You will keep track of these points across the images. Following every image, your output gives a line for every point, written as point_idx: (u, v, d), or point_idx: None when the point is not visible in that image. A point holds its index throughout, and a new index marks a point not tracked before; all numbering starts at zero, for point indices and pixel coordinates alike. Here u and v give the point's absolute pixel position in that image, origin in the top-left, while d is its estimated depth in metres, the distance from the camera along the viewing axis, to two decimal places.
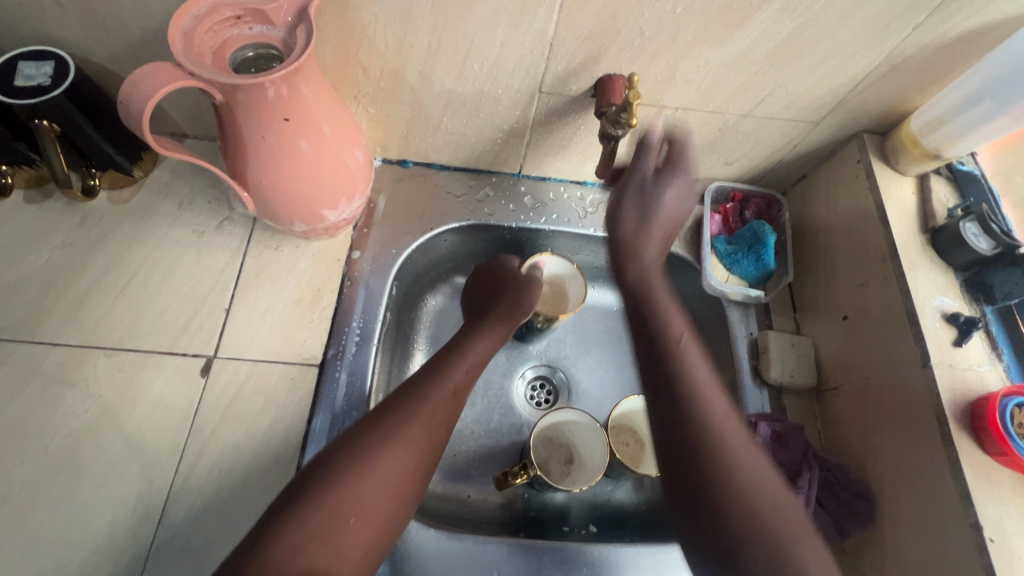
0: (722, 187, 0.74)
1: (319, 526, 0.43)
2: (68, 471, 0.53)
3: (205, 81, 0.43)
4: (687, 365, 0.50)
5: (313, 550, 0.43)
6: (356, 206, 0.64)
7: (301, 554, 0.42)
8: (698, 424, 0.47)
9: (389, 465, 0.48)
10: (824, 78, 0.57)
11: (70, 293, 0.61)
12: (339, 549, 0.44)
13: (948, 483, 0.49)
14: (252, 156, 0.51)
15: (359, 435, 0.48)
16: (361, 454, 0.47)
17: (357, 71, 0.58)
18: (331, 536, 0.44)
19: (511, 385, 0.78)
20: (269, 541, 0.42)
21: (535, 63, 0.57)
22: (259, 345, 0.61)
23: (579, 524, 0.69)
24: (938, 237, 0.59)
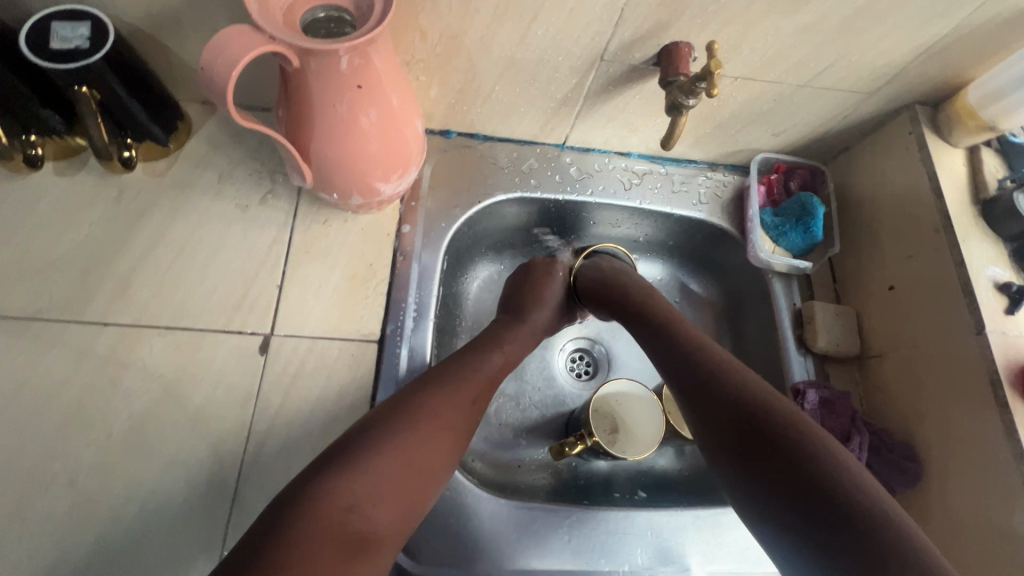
0: (767, 158, 0.74)
1: (368, 491, 0.45)
2: (134, 453, 0.53)
3: (286, 46, 0.41)
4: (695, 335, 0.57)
5: (361, 512, 0.44)
6: (409, 179, 0.62)
7: (353, 513, 0.44)
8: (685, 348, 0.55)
9: (429, 437, 0.50)
10: (889, 49, 0.57)
11: (115, 271, 0.59)
12: (386, 515, 0.46)
13: (1002, 444, 0.52)
14: (319, 126, 0.49)
15: (399, 412, 0.50)
16: (395, 427, 0.49)
17: (415, 36, 0.55)
18: (380, 502, 0.45)
19: (552, 357, 0.79)
20: (320, 499, 0.43)
21: (602, 30, 0.55)
22: (316, 322, 0.60)
23: (627, 490, 0.71)
24: (989, 209, 0.61)
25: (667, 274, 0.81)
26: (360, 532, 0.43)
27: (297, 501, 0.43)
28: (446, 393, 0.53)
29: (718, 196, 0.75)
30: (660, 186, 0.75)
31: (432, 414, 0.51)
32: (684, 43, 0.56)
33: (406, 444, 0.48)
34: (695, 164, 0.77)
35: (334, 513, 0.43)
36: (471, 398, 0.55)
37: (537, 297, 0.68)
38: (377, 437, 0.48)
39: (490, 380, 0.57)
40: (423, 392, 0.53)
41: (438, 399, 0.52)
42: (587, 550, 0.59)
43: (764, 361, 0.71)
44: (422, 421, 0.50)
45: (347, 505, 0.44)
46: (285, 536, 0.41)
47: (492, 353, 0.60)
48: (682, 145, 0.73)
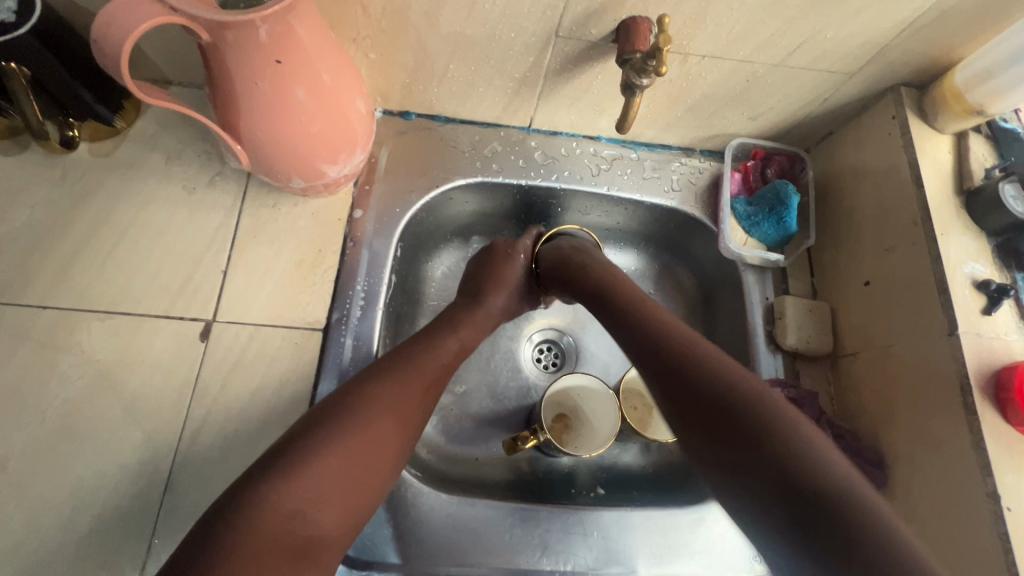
0: (744, 144, 0.71)
1: (313, 495, 0.42)
2: (69, 438, 0.52)
3: (189, 18, 0.39)
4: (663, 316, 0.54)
5: (305, 517, 0.41)
6: (357, 161, 0.59)
7: (297, 519, 0.41)
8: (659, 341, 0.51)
9: (379, 438, 0.46)
10: (867, 25, 0.53)
11: (55, 253, 0.57)
12: (331, 517, 0.43)
13: (968, 452, 0.49)
14: (245, 106, 0.47)
15: (348, 403, 0.47)
16: (344, 419, 0.46)
17: (356, 10, 0.52)
18: (326, 504, 0.43)
19: (518, 348, 0.76)
20: (259, 503, 0.40)
21: (551, 3, 0.51)
22: (260, 309, 0.59)
23: (586, 487, 0.69)
24: (973, 200, 0.56)
25: (640, 264, 0.78)
26: (302, 538, 0.41)
27: (234, 504, 0.40)
28: (396, 390, 0.49)
29: (692, 183, 0.71)
30: (630, 172, 0.71)
31: (384, 413, 0.47)
32: (641, 17, 0.52)
33: (355, 448, 0.45)
34: (669, 150, 0.73)
35: (275, 519, 0.40)
36: (423, 389, 0.51)
37: (500, 278, 0.65)
38: (324, 432, 0.44)
39: (444, 368, 0.54)
40: (376, 388, 0.48)
41: (391, 396, 0.48)
42: (530, 547, 0.57)
43: (734, 358, 0.68)
44: (372, 418, 0.47)
45: (290, 513, 0.41)
46: (223, 548, 0.38)
47: (448, 338, 0.57)
48: (652, 129, 0.69)
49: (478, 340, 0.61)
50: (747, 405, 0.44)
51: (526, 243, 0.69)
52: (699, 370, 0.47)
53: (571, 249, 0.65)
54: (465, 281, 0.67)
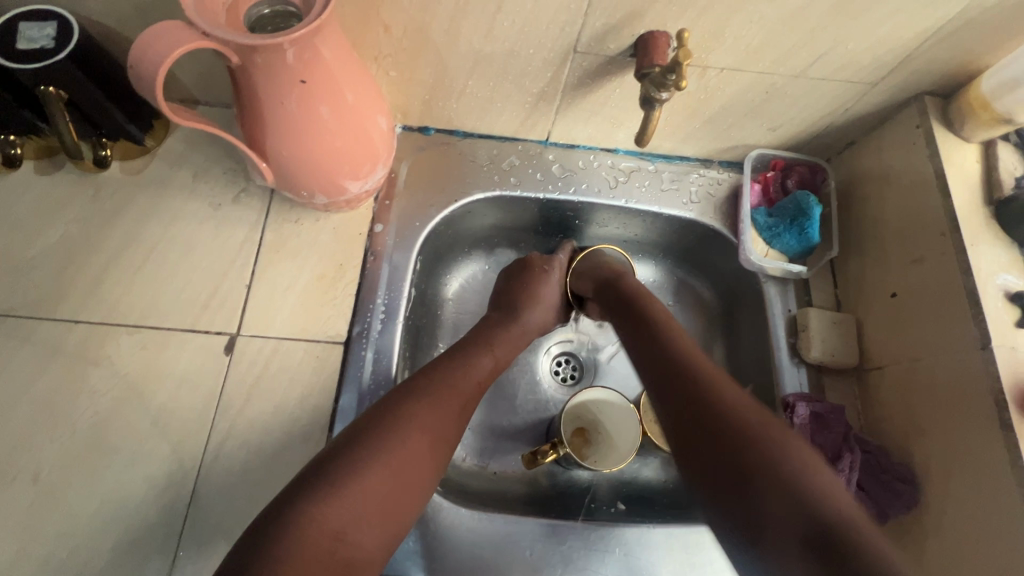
0: (763, 155, 0.70)
1: (354, 515, 0.42)
2: (98, 450, 0.53)
3: (221, 43, 0.40)
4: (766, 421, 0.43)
5: (348, 537, 0.41)
6: (378, 177, 0.60)
7: (340, 540, 0.41)
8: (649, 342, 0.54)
9: (424, 448, 0.47)
10: (889, 35, 0.52)
11: (87, 269, 0.59)
12: (371, 540, 0.43)
13: (1005, 471, 0.47)
14: (270, 124, 0.48)
15: (383, 420, 0.47)
16: (382, 439, 0.46)
17: (378, 30, 0.54)
18: (367, 525, 0.42)
19: (536, 360, 0.76)
20: (302, 523, 0.40)
21: (571, 19, 0.52)
22: (282, 323, 0.59)
23: (606, 502, 0.68)
24: (1004, 210, 0.55)
25: (659, 276, 0.77)
26: (345, 558, 0.41)
27: (273, 530, 0.39)
28: (437, 403, 0.50)
29: (711, 195, 0.71)
30: (648, 184, 0.71)
31: (427, 422, 0.49)
32: (662, 30, 0.52)
33: (399, 460, 0.46)
34: (687, 161, 0.72)
35: (319, 540, 0.40)
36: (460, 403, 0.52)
37: (534, 296, 0.66)
38: (362, 450, 0.45)
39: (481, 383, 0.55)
40: (417, 400, 0.49)
41: (432, 408, 0.49)
42: (552, 564, 0.56)
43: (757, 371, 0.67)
44: (416, 430, 0.48)
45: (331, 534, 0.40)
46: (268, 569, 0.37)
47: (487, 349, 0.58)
48: (670, 141, 0.69)
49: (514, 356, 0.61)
50: (745, 434, 0.42)
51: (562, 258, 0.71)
52: (714, 402, 0.45)
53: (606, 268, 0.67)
54: (497, 297, 0.67)
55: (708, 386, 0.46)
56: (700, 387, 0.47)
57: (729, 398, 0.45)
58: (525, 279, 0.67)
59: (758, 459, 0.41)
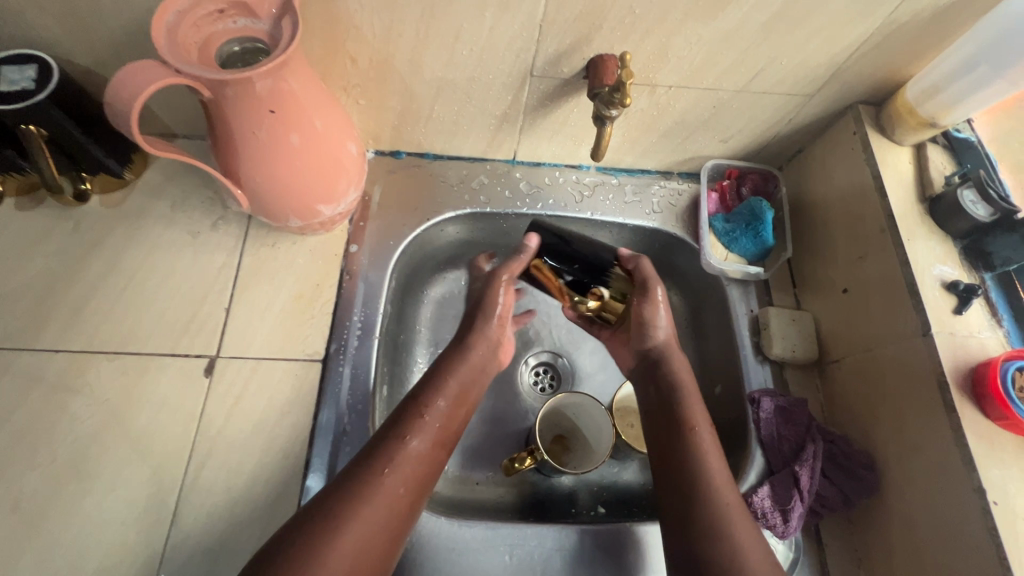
0: (718, 165, 0.74)
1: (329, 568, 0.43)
2: (79, 476, 0.54)
3: (192, 78, 0.43)
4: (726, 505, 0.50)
5: None
6: (351, 200, 0.63)
7: None
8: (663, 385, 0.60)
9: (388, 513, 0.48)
10: (817, 51, 0.57)
11: (68, 299, 0.61)
12: None
13: (952, 450, 0.50)
14: (242, 152, 0.51)
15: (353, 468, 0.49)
16: (354, 491, 0.48)
17: (345, 61, 0.57)
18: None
19: (514, 371, 0.77)
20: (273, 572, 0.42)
21: (524, 46, 0.56)
22: (261, 344, 0.61)
23: (586, 506, 0.69)
24: (936, 206, 0.59)
25: None
26: None
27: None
28: (396, 464, 0.50)
29: (672, 205, 0.75)
30: (612, 197, 0.75)
31: (392, 486, 0.49)
32: (609, 54, 0.56)
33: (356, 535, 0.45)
34: (648, 174, 0.76)
35: None
36: (421, 445, 0.52)
37: None
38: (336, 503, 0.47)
39: (441, 429, 0.55)
40: (373, 468, 0.49)
41: (392, 471, 0.50)
42: (531, 568, 0.57)
43: (725, 369, 0.69)
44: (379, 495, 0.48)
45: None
46: None
47: (443, 390, 0.57)
48: (630, 156, 0.73)
49: (471, 386, 0.60)
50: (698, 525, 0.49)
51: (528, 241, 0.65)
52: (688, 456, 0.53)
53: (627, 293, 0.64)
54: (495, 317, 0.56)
55: (693, 461, 0.53)
56: (688, 472, 0.52)
57: (705, 476, 0.52)
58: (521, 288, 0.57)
59: (707, 528, 0.49)
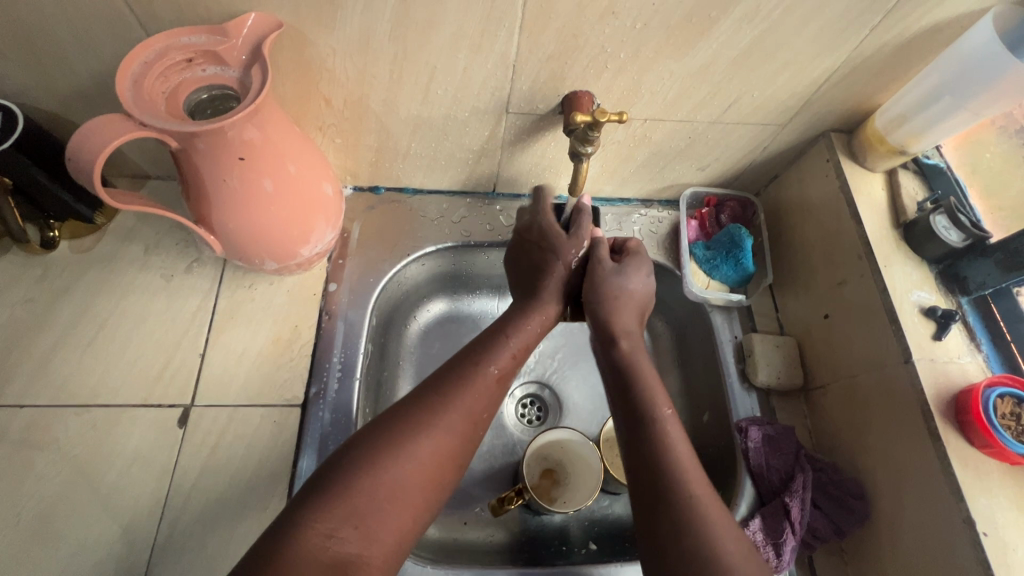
0: (696, 194, 0.74)
1: (392, 491, 0.41)
2: (45, 538, 0.52)
3: (158, 130, 0.42)
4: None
5: (366, 522, 0.40)
6: (329, 239, 0.62)
7: (331, 539, 0.39)
8: (631, 389, 0.51)
9: (467, 432, 0.47)
10: (787, 83, 0.57)
11: (34, 351, 0.59)
12: (396, 522, 0.41)
13: (939, 480, 0.50)
14: (214, 199, 0.50)
15: (440, 387, 0.48)
16: (438, 410, 0.46)
17: (319, 103, 0.57)
18: (390, 513, 0.41)
19: (500, 405, 0.75)
20: (344, 487, 0.41)
21: (499, 85, 0.56)
22: (238, 390, 0.59)
23: (578, 543, 0.68)
24: (910, 232, 0.60)
25: None
26: (340, 558, 0.38)
27: (311, 503, 0.40)
28: (474, 383, 0.48)
29: (653, 233, 0.74)
30: None
31: (474, 405, 0.48)
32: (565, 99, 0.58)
33: (436, 449, 0.44)
34: (628, 203, 0.76)
35: (361, 499, 0.40)
36: (497, 373, 0.50)
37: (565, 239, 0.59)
38: (412, 427, 0.44)
39: (516, 357, 0.53)
40: (455, 384, 0.48)
41: (479, 389, 0.48)
42: None
43: (712, 397, 0.68)
44: (460, 412, 0.47)
45: (366, 533, 0.40)
46: (301, 519, 0.39)
47: (521, 328, 0.54)
48: (609, 186, 0.73)
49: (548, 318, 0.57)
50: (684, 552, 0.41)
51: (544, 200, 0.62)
52: (670, 474, 0.45)
53: (605, 294, 0.57)
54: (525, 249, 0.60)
55: (668, 478, 0.45)
56: (671, 484, 0.45)
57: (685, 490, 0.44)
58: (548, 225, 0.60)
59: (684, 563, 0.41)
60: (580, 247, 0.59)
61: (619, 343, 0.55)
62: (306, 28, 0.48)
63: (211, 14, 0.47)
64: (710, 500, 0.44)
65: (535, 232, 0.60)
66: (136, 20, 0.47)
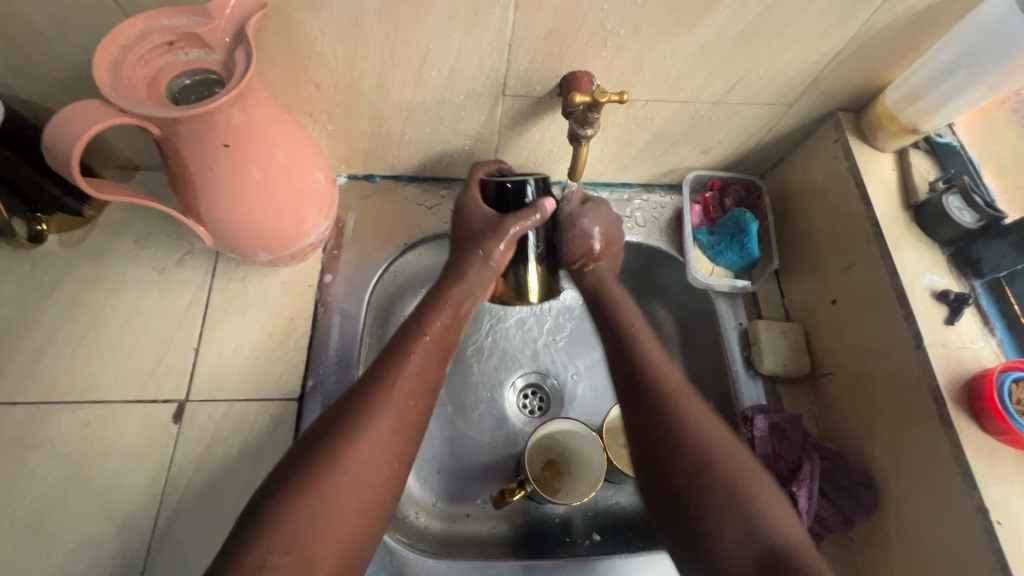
0: (700, 177, 0.72)
1: (326, 506, 0.41)
2: (40, 537, 0.51)
3: (139, 117, 0.40)
4: (736, 475, 0.46)
5: (303, 541, 0.40)
6: (323, 229, 0.60)
7: (265, 566, 0.38)
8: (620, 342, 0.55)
9: (397, 426, 0.46)
10: (794, 60, 0.55)
11: (24, 348, 0.57)
12: (336, 534, 0.41)
13: (951, 467, 0.48)
14: (201, 188, 0.48)
15: (366, 385, 0.47)
16: (362, 412, 0.45)
17: (309, 88, 0.55)
18: (328, 527, 0.41)
19: (501, 396, 0.74)
20: (274, 512, 0.40)
21: (494, 66, 0.54)
22: (233, 385, 0.58)
23: (582, 534, 0.67)
24: (922, 213, 0.58)
25: None
26: None
27: (246, 532, 0.40)
28: (401, 380, 0.48)
29: (656, 219, 0.72)
30: None
31: (401, 398, 0.47)
32: (562, 79, 0.56)
33: (364, 451, 0.44)
34: (630, 188, 0.74)
35: (295, 520, 0.40)
36: (419, 362, 0.50)
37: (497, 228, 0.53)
38: (337, 436, 0.44)
39: (441, 345, 0.52)
40: (376, 381, 0.47)
41: (401, 381, 0.48)
42: None
43: (717, 385, 0.67)
44: (384, 407, 0.46)
45: (302, 555, 0.39)
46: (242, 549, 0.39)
47: (438, 311, 0.53)
48: (610, 171, 0.71)
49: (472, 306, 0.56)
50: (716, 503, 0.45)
51: (479, 179, 0.58)
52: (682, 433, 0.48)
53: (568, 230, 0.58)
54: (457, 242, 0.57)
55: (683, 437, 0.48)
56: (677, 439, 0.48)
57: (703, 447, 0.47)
58: (483, 215, 0.55)
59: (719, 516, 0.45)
60: (530, 220, 0.53)
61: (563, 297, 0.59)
62: (291, 8, 0.46)
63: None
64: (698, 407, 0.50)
65: (473, 220, 0.55)
66: (114, 1, 0.45)
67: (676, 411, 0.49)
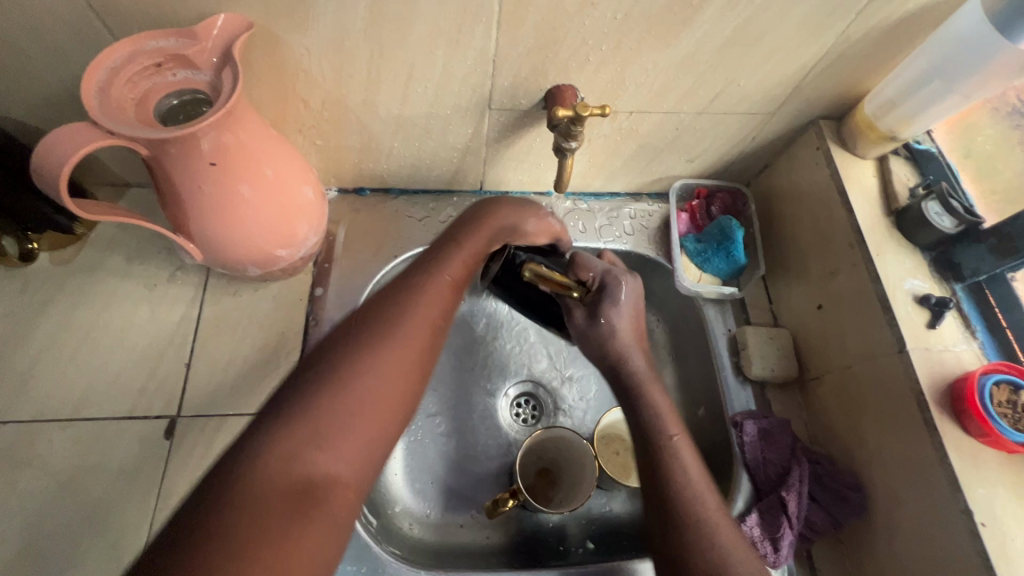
0: (686, 185, 0.73)
1: (352, 410, 0.41)
2: (31, 555, 0.51)
3: (127, 138, 0.41)
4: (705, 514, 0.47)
5: (326, 446, 0.40)
6: (313, 242, 0.61)
7: (295, 459, 0.38)
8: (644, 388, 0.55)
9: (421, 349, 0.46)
10: (774, 71, 0.56)
11: (15, 366, 0.58)
12: (361, 445, 0.41)
13: (935, 470, 0.49)
14: (190, 206, 0.49)
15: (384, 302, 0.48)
16: (387, 322, 0.46)
17: (297, 105, 0.56)
18: (352, 439, 0.41)
19: (493, 404, 0.74)
20: (296, 410, 0.40)
21: (480, 80, 0.54)
22: (226, 400, 0.59)
23: (576, 543, 0.67)
24: (903, 219, 0.59)
25: None
26: (304, 478, 0.38)
27: (263, 427, 0.39)
28: (427, 291, 0.49)
29: (645, 227, 0.73)
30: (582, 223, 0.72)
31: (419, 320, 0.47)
32: (547, 93, 0.57)
33: (393, 360, 0.44)
34: (617, 197, 0.75)
35: (320, 414, 0.40)
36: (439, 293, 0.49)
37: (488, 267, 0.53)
38: (359, 345, 0.44)
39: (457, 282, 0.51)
40: (393, 320, 0.46)
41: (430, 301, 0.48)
42: None
43: (707, 391, 0.68)
44: (399, 343, 0.45)
45: (330, 452, 0.40)
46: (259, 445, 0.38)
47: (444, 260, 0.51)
48: (598, 180, 0.72)
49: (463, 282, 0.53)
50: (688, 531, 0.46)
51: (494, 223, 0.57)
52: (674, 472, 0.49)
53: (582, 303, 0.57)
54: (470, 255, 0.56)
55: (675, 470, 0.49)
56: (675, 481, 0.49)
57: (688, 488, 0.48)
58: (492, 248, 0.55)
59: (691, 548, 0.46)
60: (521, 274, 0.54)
61: (621, 367, 0.56)
62: (277, 27, 0.47)
63: (179, 16, 0.45)
64: (705, 486, 0.50)
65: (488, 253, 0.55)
66: (102, 23, 0.46)
67: (665, 444, 0.51)
